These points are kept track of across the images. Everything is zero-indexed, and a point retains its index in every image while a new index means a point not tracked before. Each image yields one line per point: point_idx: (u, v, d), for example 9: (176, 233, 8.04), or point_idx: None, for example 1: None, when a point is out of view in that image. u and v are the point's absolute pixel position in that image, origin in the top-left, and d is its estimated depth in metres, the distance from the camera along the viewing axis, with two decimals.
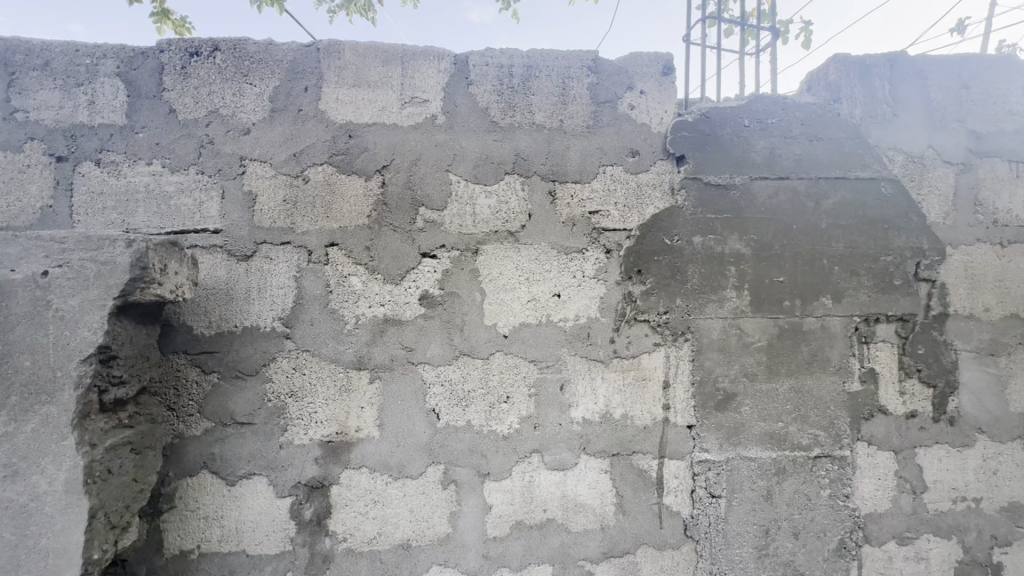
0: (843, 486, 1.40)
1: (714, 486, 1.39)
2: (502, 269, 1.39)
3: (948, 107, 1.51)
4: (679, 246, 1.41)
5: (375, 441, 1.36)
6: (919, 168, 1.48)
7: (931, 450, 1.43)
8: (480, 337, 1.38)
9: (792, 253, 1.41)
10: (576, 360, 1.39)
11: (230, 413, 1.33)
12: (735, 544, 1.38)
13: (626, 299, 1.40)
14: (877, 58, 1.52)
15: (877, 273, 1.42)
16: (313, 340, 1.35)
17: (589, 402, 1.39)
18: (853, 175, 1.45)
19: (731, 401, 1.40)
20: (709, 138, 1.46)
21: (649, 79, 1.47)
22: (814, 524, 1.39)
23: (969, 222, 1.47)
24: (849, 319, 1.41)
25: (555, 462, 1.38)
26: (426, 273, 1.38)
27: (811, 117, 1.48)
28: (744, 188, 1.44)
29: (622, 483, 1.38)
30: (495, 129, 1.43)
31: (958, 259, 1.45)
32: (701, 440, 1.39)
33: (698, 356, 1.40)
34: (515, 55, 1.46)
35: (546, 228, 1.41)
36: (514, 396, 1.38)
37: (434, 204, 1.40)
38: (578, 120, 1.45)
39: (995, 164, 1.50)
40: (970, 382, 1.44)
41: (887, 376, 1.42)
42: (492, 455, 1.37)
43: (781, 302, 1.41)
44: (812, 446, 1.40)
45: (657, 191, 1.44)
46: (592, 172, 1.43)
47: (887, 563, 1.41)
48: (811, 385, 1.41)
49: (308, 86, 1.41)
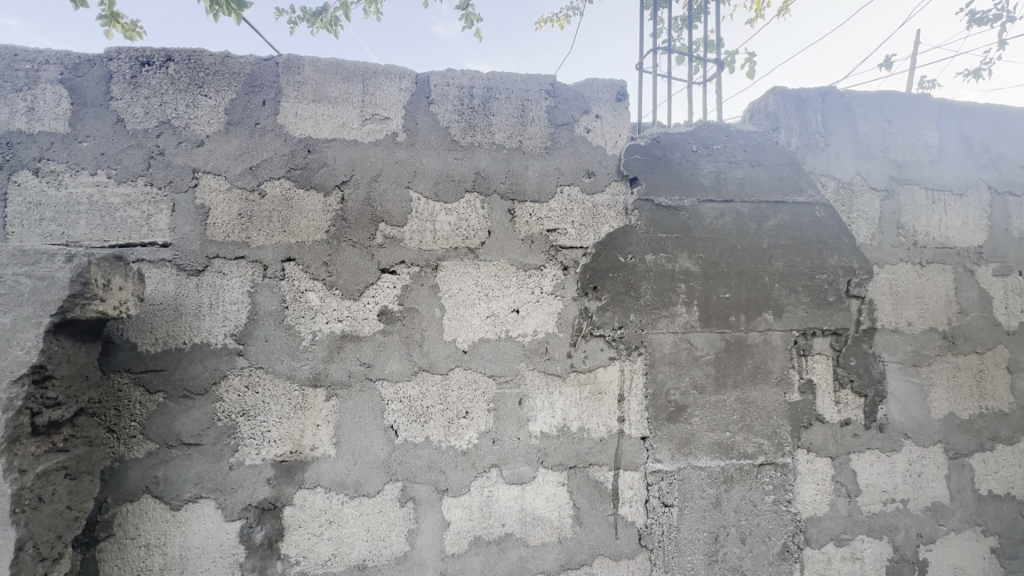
0: (785, 492, 1.48)
1: (667, 496, 1.43)
2: (462, 285, 1.41)
3: (872, 138, 1.65)
4: (632, 264, 1.47)
5: (331, 459, 1.33)
6: (848, 193, 1.60)
7: (863, 455, 1.53)
8: (439, 352, 1.39)
9: (737, 270, 1.50)
10: (534, 374, 1.42)
11: (176, 434, 1.28)
12: (687, 551, 1.43)
13: (583, 315, 1.45)
14: (810, 91, 1.64)
15: (814, 290, 1.52)
16: (267, 357, 1.32)
17: (546, 416, 1.41)
18: (790, 199, 1.55)
19: (682, 412, 1.45)
20: (660, 161, 1.53)
21: (604, 104, 1.54)
22: (759, 529, 1.46)
23: (893, 244, 1.60)
24: (789, 333, 1.51)
25: (514, 476, 1.39)
26: (385, 289, 1.38)
27: (753, 145, 1.58)
28: (693, 209, 1.52)
29: (579, 495, 1.41)
30: (456, 148, 1.46)
31: (884, 277, 1.58)
32: (654, 451, 1.44)
33: (651, 369, 1.46)
34: (476, 77, 1.50)
35: (505, 245, 1.44)
36: (473, 411, 1.39)
37: (394, 220, 1.41)
38: (537, 141, 1.49)
39: (914, 191, 1.65)
40: (896, 391, 1.56)
41: (823, 387, 1.52)
42: (450, 470, 1.37)
43: (727, 317, 1.48)
44: (757, 454, 1.47)
45: (612, 211, 1.50)
46: (550, 191, 1.47)
47: (825, 564, 1.49)
48: (756, 396, 1.49)
49: (266, 100, 1.39)
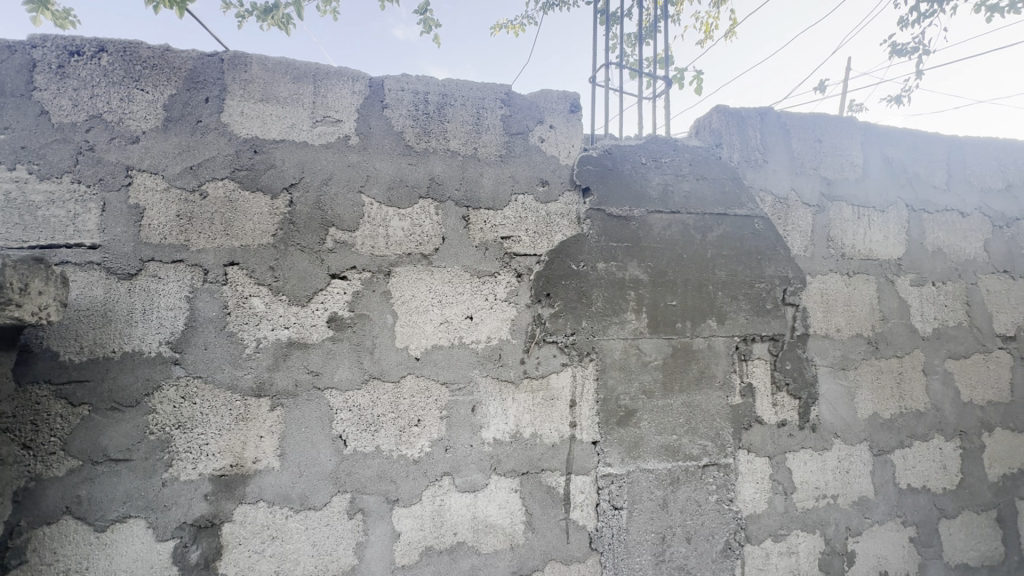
0: (727, 491, 1.55)
1: (617, 498, 1.47)
2: (415, 291, 1.40)
3: (805, 157, 1.77)
4: (584, 272, 1.50)
5: (275, 472, 1.28)
6: (784, 208, 1.71)
7: (798, 454, 1.62)
8: (391, 360, 1.37)
9: (684, 279, 1.56)
10: (487, 381, 1.42)
11: (102, 449, 1.19)
12: (636, 552, 1.47)
13: (536, 322, 1.46)
14: (750, 111, 1.74)
15: (754, 298, 1.61)
16: (206, 366, 1.26)
17: (499, 423, 1.42)
18: (732, 211, 1.64)
19: (631, 417, 1.50)
20: (611, 172, 1.58)
21: (558, 115, 1.57)
22: (703, 528, 1.52)
23: (824, 255, 1.72)
24: (731, 339, 1.58)
25: (466, 484, 1.38)
26: (335, 295, 1.35)
27: (698, 159, 1.66)
28: (642, 220, 1.57)
29: (532, 500, 1.42)
30: (410, 153, 1.45)
31: (816, 287, 1.69)
32: (605, 455, 1.47)
33: (602, 374, 1.49)
34: (431, 83, 1.50)
35: (459, 251, 1.44)
36: (425, 419, 1.37)
37: (345, 225, 1.38)
38: (492, 149, 1.51)
39: (842, 207, 1.78)
40: (828, 393, 1.66)
41: (762, 390, 1.60)
42: (401, 480, 1.35)
43: (674, 324, 1.54)
44: (702, 456, 1.53)
45: (565, 219, 1.53)
46: (504, 199, 1.49)
47: (764, 559, 1.57)
48: (700, 399, 1.55)
49: (209, 97, 1.34)
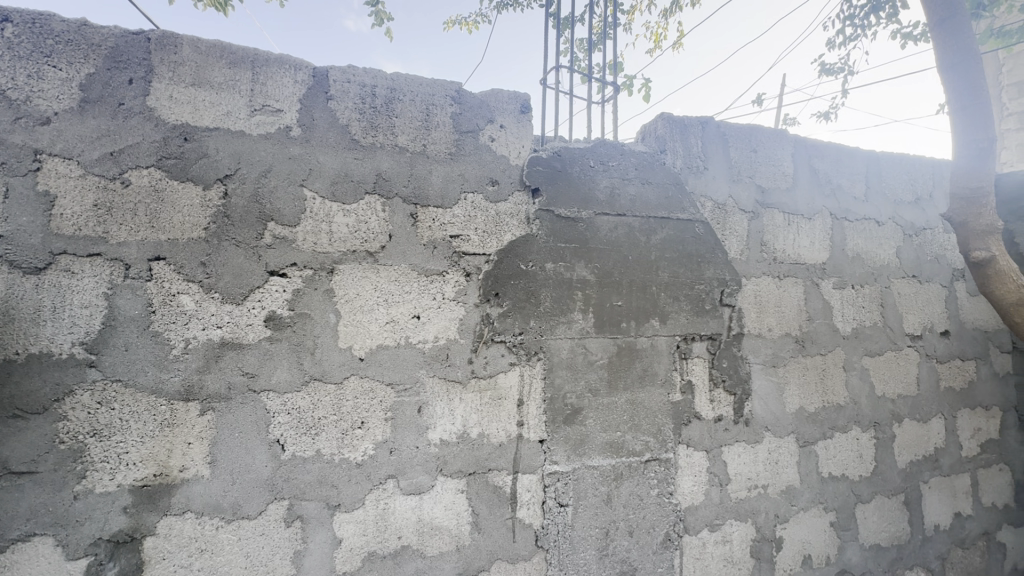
0: (668, 485, 1.61)
1: (562, 496, 1.49)
2: (359, 290, 1.36)
3: (742, 165, 1.87)
4: (533, 272, 1.52)
5: (204, 481, 1.21)
6: (722, 213, 1.80)
7: (733, 447, 1.71)
8: (333, 360, 1.32)
9: (629, 280, 1.60)
10: (434, 381, 1.40)
11: (2, 461, 1.08)
12: (581, 548, 1.49)
13: (484, 321, 1.46)
14: (693, 119, 1.82)
15: (694, 299, 1.68)
16: (127, 369, 1.17)
17: (446, 424, 1.40)
18: (675, 215, 1.70)
19: (577, 415, 1.52)
20: (560, 174, 1.61)
21: (508, 115, 1.58)
22: (645, 521, 1.57)
23: (757, 259, 1.82)
24: (673, 338, 1.64)
25: (411, 486, 1.36)
26: (273, 293, 1.29)
27: (643, 164, 1.72)
28: (590, 222, 1.60)
29: (478, 501, 1.41)
30: (356, 147, 1.40)
31: (751, 289, 1.78)
32: (551, 453, 1.49)
33: (550, 374, 1.51)
34: (379, 76, 1.46)
35: (406, 249, 1.41)
36: (369, 421, 1.34)
37: (286, 220, 1.32)
38: (441, 146, 1.49)
39: (775, 214, 1.89)
40: (760, 389, 1.76)
41: (700, 387, 1.67)
42: (343, 484, 1.31)
43: (619, 323, 1.58)
44: (644, 451, 1.58)
45: (514, 219, 1.53)
46: (453, 197, 1.47)
47: (701, 549, 1.64)
48: (643, 397, 1.60)
49: (133, 78, 1.24)
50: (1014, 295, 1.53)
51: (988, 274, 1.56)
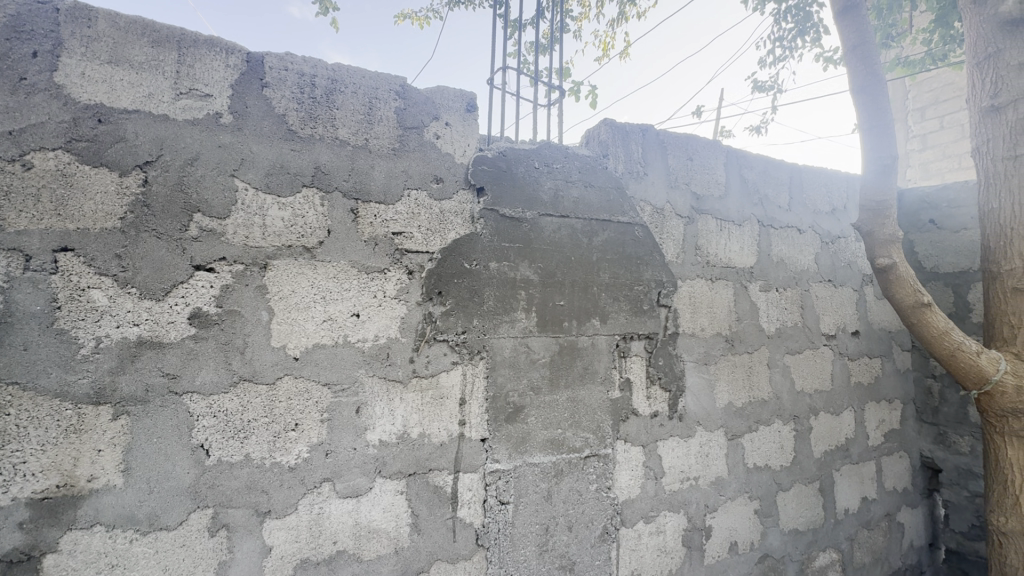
0: (606, 479, 1.66)
1: (504, 494, 1.50)
2: (295, 286, 1.30)
3: (679, 172, 1.96)
4: (477, 271, 1.52)
5: (116, 491, 1.12)
6: (660, 218, 1.87)
7: (667, 441, 1.78)
8: (265, 360, 1.26)
9: (571, 280, 1.63)
10: (374, 381, 1.37)
11: None
12: (521, 545, 1.51)
13: (426, 320, 1.44)
14: (634, 127, 1.89)
15: (633, 299, 1.74)
16: (27, 370, 1.06)
17: (385, 424, 1.37)
18: (616, 218, 1.75)
19: (519, 413, 1.54)
20: (505, 174, 1.62)
21: (454, 113, 1.57)
22: (584, 515, 1.60)
23: (692, 262, 1.91)
24: (613, 337, 1.69)
25: (348, 489, 1.32)
26: (199, 289, 1.21)
27: (586, 168, 1.77)
28: (534, 222, 1.62)
29: (418, 502, 1.39)
30: (294, 138, 1.35)
31: (685, 290, 1.87)
32: (492, 451, 1.49)
33: (492, 373, 1.51)
34: (319, 66, 1.41)
35: (346, 245, 1.37)
36: (303, 423, 1.29)
37: (214, 212, 1.25)
38: (384, 141, 1.46)
39: (708, 220, 1.99)
40: (693, 385, 1.85)
41: (638, 384, 1.74)
42: (274, 490, 1.25)
43: (562, 322, 1.61)
44: (584, 448, 1.62)
45: (458, 218, 1.53)
46: (396, 194, 1.45)
47: (636, 540, 1.70)
48: (584, 394, 1.64)
49: (38, 51, 1.13)
50: (912, 299, 1.71)
51: (890, 279, 1.72)
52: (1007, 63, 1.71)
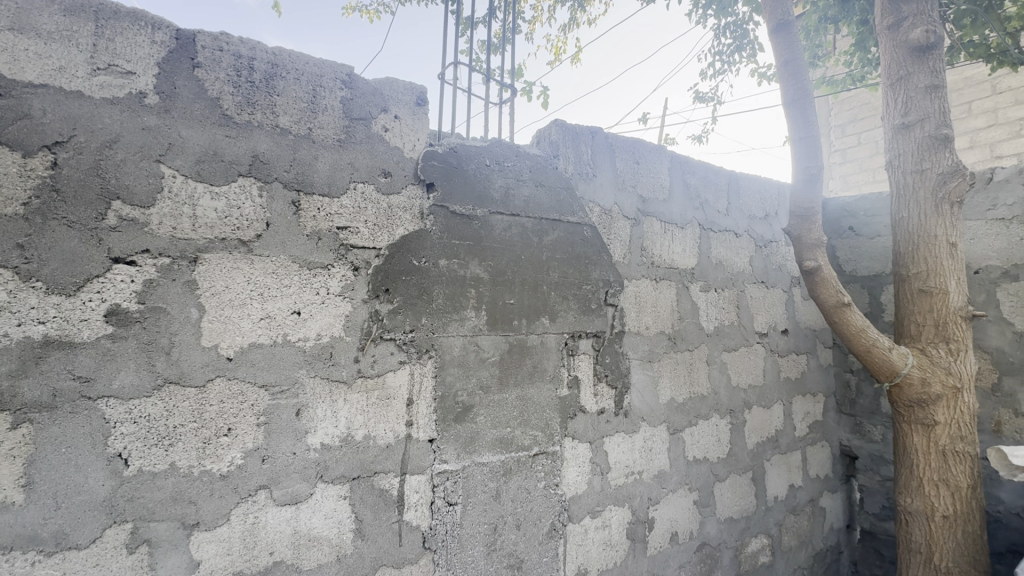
0: (554, 477, 1.67)
1: (451, 495, 1.47)
2: (229, 282, 1.22)
3: (626, 175, 2.01)
4: (426, 268, 1.49)
5: (14, 508, 1.00)
6: (608, 218, 1.92)
7: (613, 437, 1.83)
8: (194, 361, 1.17)
9: (521, 279, 1.64)
10: (316, 382, 1.31)
11: None
12: (469, 546, 1.49)
13: (373, 318, 1.39)
14: (584, 128, 1.92)
15: (582, 298, 1.76)
16: None
17: (328, 426, 1.31)
18: (566, 218, 1.77)
19: (468, 412, 1.52)
20: (455, 171, 1.60)
21: (403, 106, 1.53)
22: (532, 513, 1.61)
23: (638, 263, 1.97)
24: (562, 335, 1.71)
25: (287, 496, 1.25)
26: (118, 284, 1.11)
27: (537, 167, 1.77)
28: (484, 220, 1.61)
29: (362, 506, 1.34)
30: (229, 124, 1.26)
31: (631, 289, 1.92)
32: (441, 452, 1.47)
33: (441, 372, 1.49)
34: (258, 49, 1.33)
35: (286, 239, 1.30)
36: (237, 427, 1.21)
37: (136, 200, 1.15)
38: (329, 131, 1.39)
39: (653, 222, 2.06)
40: (638, 382, 1.91)
41: (585, 381, 1.77)
42: (203, 500, 1.16)
43: (511, 321, 1.61)
44: (532, 446, 1.63)
45: (407, 213, 1.49)
46: (342, 187, 1.39)
47: (583, 535, 1.73)
48: (532, 392, 1.64)
49: None
50: (834, 299, 1.84)
51: (816, 280, 1.85)
52: (915, 85, 1.88)
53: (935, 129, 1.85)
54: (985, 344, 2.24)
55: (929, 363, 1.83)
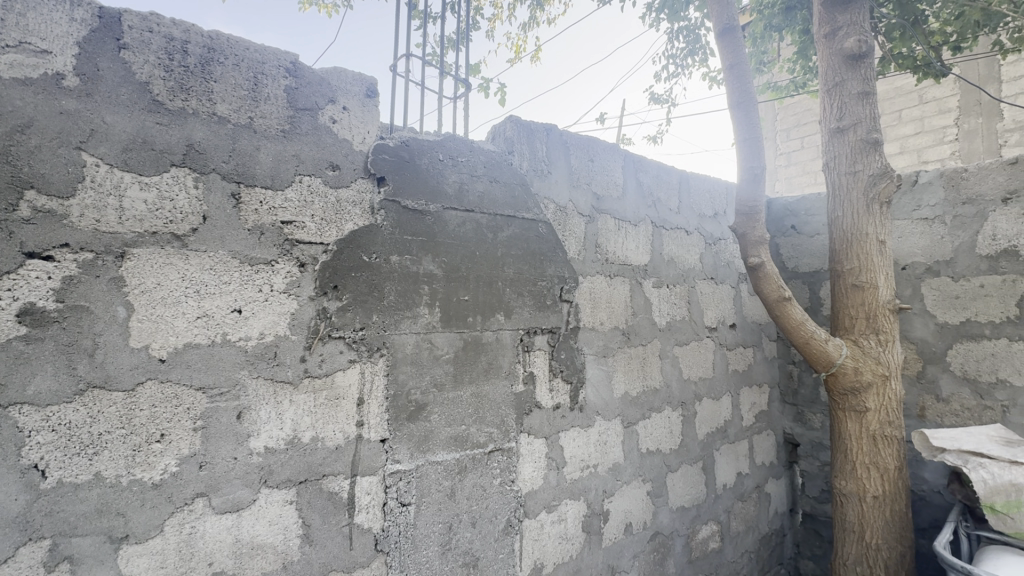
0: (510, 473, 1.67)
1: (405, 495, 1.44)
2: (161, 279, 1.15)
3: (581, 172, 2.03)
4: (377, 264, 1.45)
5: None
6: (563, 215, 1.93)
7: (568, 432, 1.84)
8: (122, 363, 1.10)
9: (476, 275, 1.62)
10: (259, 383, 1.25)
11: None
12: (423, 546, 1.47)
13: (320, 316, 1.35)
14: (538, 125, 1.92)
15: (537, 294, 1.77)
16: None
17: (272, 429, 1.26)
18: (520, 214, 1.77)
19: (421, 411, 1.49)
20: (407, 165, 1.57)
21: (353, 97, 1.48)
22: (488, 510, 1.61)
23: (593, 259, 1.99)
24: (517, 331, 1.71)
25: (227, 504, 1.19)
26: (32, 280, 1.02)
27: (492, 163, 1.76)
28: (437, 215, 1.59)
29: (310, 511, 1.30)
30: (160, 110, 1.19)
31: (586, 286, 1.95)
32: (393, 452, 1.44)
33: (393, 370, 1.46)
34: (192, 31, 1.25)
35: (225, 234, 1.23)
36: (171, 433, 1.14)
37: (53, 189, 1.06)
38: (272, 121, 1.33)
39: (607, 219, 2.09)
40: (593, 377, 1.93)
41: (541, 377, 1.77)
42: (134, 511, 1.09)
43: (466, 318, 1.59)
44: (487, 443, 1.62)
45: (357, 208, 1.45)
46: (286, 179, 1.34)
47: (539, 530, 1.74)
48: (488, 389, 1.63)
49: None
50: (776, 293, 1.93)
51: (759, 276, 1.93)
52: (849, 92, 2.00)
53: (866, 133, 1.97)
54: (911, 334, 2.41)
55: (861, 354, 1.95)
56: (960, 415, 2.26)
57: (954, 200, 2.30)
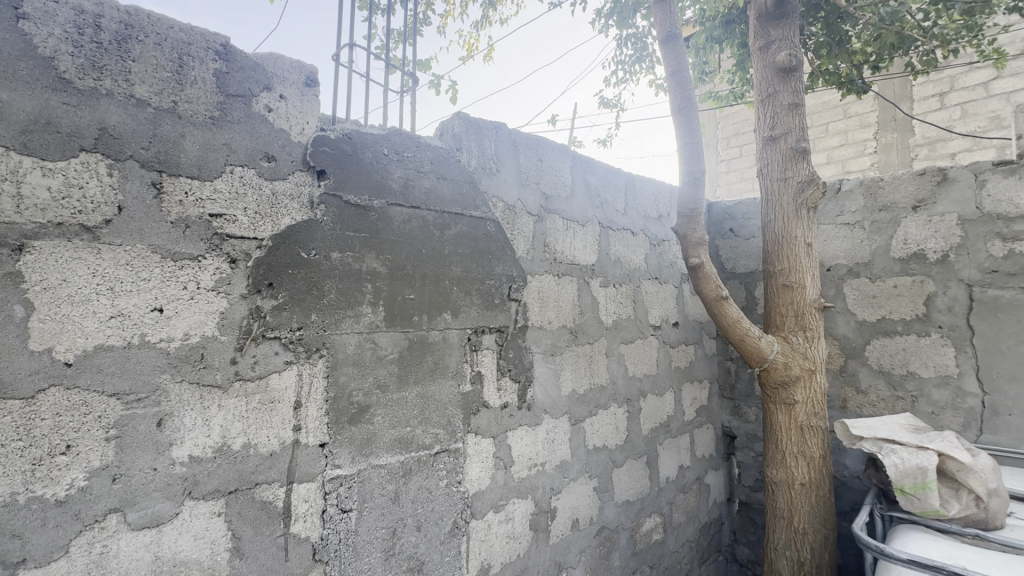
0: (456, 474, 1.65)
1: (345, 501, 1.39)
2: (68, 275, 1.04)
3: (529, 171, 2.04)
4: (316, 261, 1.39)
5: None
6: (512, 214, 1.93)
7: (516, 431, 1.84)
8: (19, 368, 0.99)
9: (422, 273, 1.59)
10: (182, 388, 1.16)
11: None
12: (365, 553, 1.42)
13: (253, 315, 1.27)
14: (487, 123, 1.91)
15: (484, 293, 1.75)
16: None
17: (198, 436, 1.18)
18: (468, 212, 1.75)
19: (364, 413, 1.44)
20: (349, 159, 1.51)
21: (290, 86, 1.41)
22: (433, 513, 1.57)
23: (541, 258, 2.00)
24: (464, 331, 1.69)
25: (145, 519, 1.10)
26: None
27: (439, 159, 1.73)
28: (381, 212, 1.54)
29: (241, 522, 1.22)
30: (66, 89, 1.08)
31: (534, 284, 1.95)
32: (333, 456, 1.38)
33: (333, 371, 1.40)
34: (105, 5, 1.15)
35: (145, 226, 1.14)
36: (78, 444, 1.04)
37: None
38: (199, 107, 1.24)
39: (555, 218, 2.10)
40: (541, 375, 1.95)
41: (489, 376, 1.76)
42: (33, 532, 0.99)
43: (411, 317, 1.55)
44: (433, 444, 1.59)
45: (294, 202, 1.38)
46: (214, 169, 1.25)
47: (486, 531, 1.72)
48: (434, 390, 1.60)
49: None
50: (714, 292, 2.01)
51: (699, 276, 2.01)
52: (780, 103, 2.12)
53: (795, 142, 2.09)
54: (835, 331, 2.59)
55: (790, 350, 2.07)
56: (877, 406, 2.45)
57: (872, 207, 2.49)
